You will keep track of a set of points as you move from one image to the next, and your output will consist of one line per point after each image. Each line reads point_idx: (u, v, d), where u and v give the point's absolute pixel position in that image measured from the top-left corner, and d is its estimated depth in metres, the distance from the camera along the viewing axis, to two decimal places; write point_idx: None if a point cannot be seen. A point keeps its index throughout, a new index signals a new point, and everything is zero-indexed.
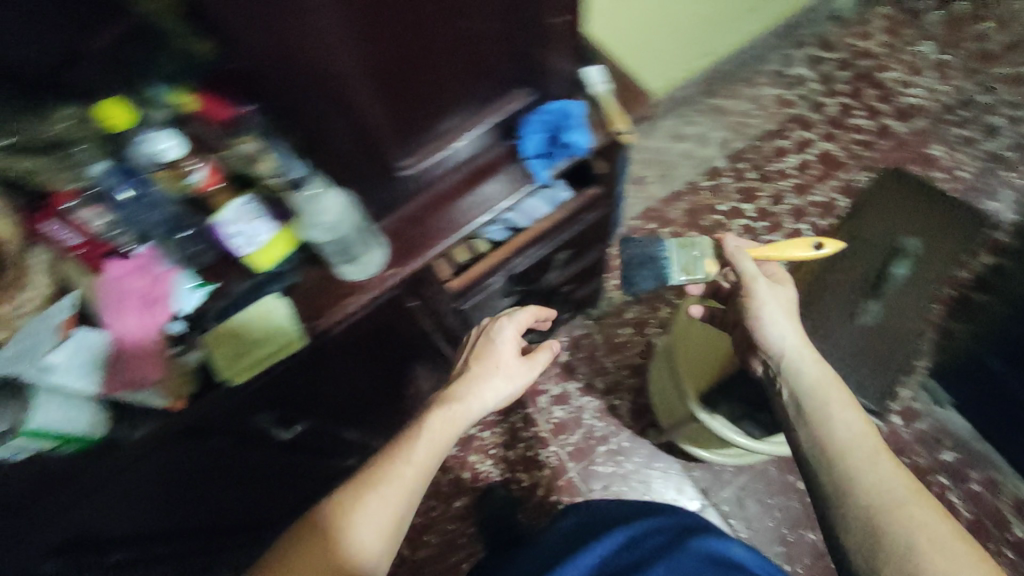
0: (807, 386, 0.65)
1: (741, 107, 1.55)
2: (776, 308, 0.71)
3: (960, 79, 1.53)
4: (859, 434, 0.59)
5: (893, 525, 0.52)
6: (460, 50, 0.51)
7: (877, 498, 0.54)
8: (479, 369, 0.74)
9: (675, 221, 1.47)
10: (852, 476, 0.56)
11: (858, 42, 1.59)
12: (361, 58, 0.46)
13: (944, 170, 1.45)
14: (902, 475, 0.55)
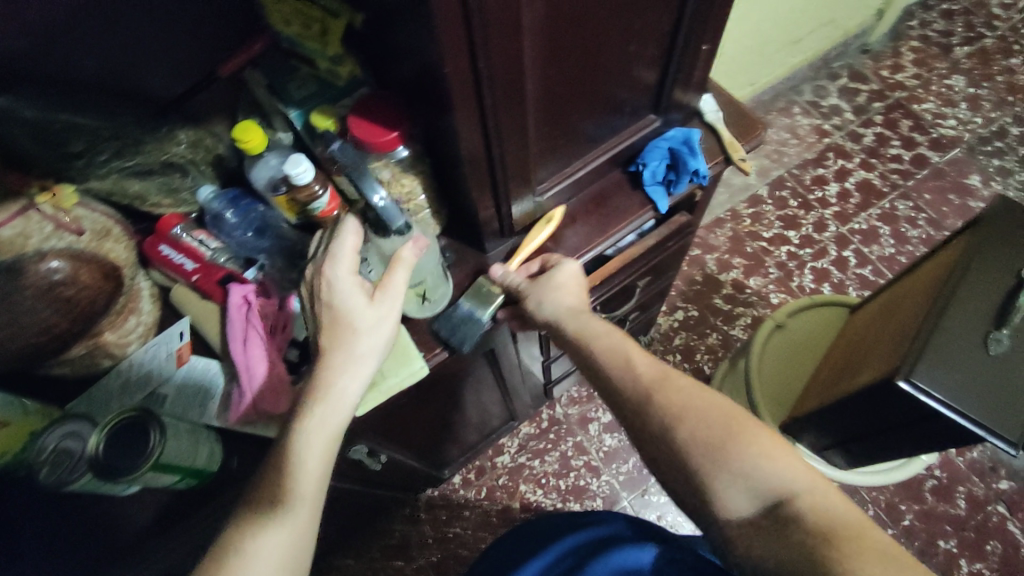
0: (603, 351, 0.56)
1: (777, 136, 1.58)
2: (549, 291, 0.59)
3: (993, 111, 1.57)
4: (648, 374, 0.54)
5: (715, 465, 0.48)
6: (612, 76, 0.50)
7: (687, 434, 0.50)
8: (332, 338, 0.51)
9: (719, 247, 1.47)
10: (660, 413, 0.52)
11: (890, 75, 1.64)
12: (541, 77, 0.44)
13: (983, 198, 1.47)
14: (715, 403, 0.51)
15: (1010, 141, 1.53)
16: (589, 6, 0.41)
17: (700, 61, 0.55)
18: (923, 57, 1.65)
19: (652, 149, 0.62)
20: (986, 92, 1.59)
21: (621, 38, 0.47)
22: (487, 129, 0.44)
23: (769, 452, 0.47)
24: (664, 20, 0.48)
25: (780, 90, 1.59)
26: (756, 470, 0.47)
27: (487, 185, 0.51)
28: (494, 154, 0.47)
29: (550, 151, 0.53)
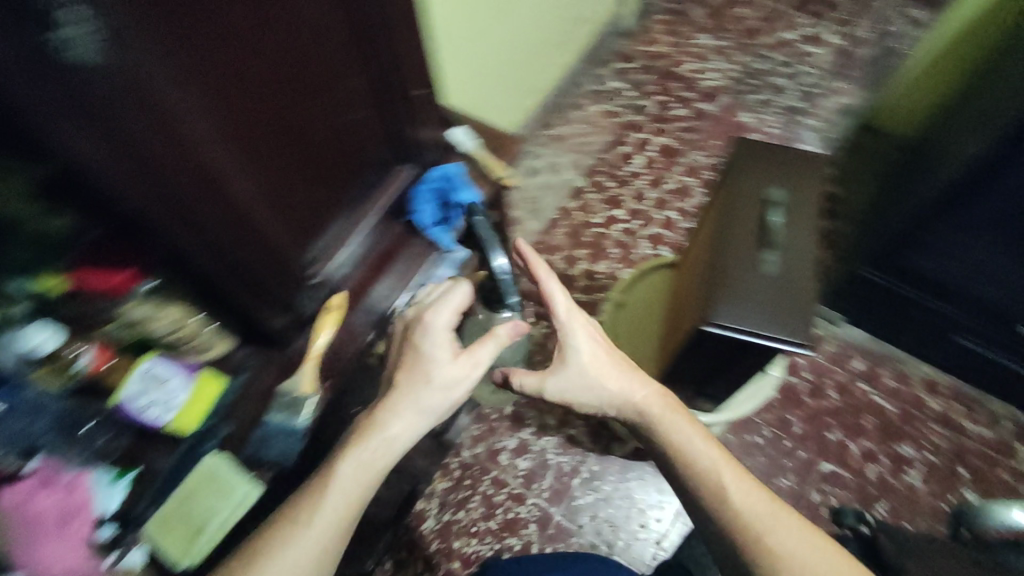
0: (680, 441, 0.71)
1: (576, 130, 1.70)
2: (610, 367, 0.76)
3: (740, 55, 1.78)
4: (709, 459, 0.69)
5: (720, 492, 0.66)
6: (320, 138, 0.55)
7: (703, 469, 0.68)
8: (411, 378, 0.65)
9: (560, 246, 1.53)
10: (685, 453, 0.70)
11: (650, 48, 1.82)
12: (249, 178, 0.49)
13: (758, 131, 1.66)
14: (734, 471, 0.68)
15: (761, 77, 1.74)
16: (248, 90, 0.46)
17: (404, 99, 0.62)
18: (670, 26, 1.85)
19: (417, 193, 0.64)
20: (729, 41, 1.81)
21: (306, 105, 0.52)
22: (204, 224, 0.47)
23: (767, 505, 0.66)
24: (343, 78, 0.54)
25: (563, 88, 1.71)
26: (752, 513, 0.65)
27: (245, 275, 0.53)
28: (231, 246, 0.50)
29: (298, 220, 0.57)
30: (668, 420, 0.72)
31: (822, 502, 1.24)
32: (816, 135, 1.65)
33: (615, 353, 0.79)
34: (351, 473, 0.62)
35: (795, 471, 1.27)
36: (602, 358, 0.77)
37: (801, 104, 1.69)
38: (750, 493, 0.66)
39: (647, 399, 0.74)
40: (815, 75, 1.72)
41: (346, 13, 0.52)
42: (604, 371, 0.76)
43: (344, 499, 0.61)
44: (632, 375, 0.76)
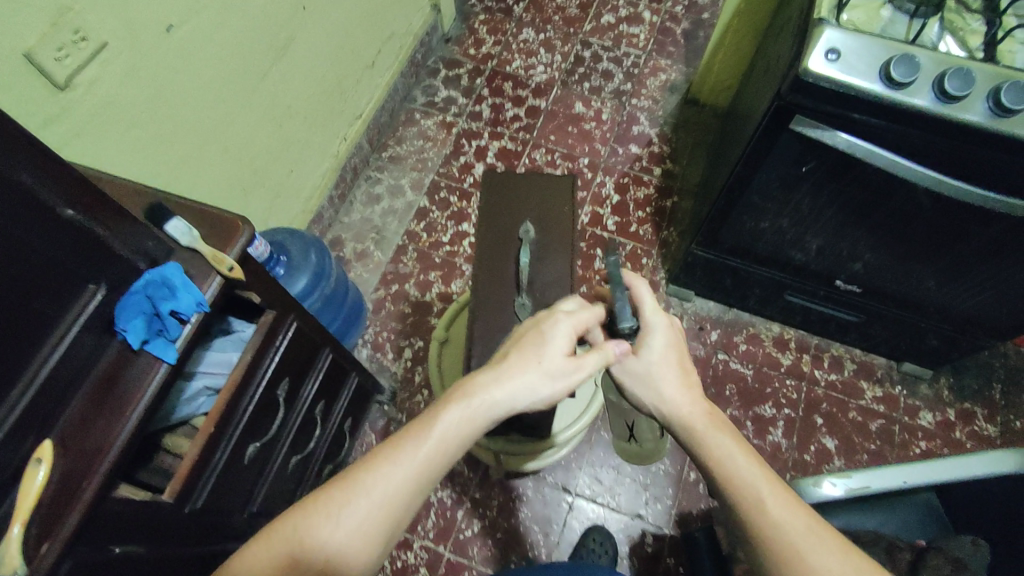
0: (727, 450, 0.58)
1: (413, 149, 1.64)
2: (665, 374, 0.64)
3: (564, 45, 1.78)
4: (746, 470, 0.57)
5: (751, 510, 0.54)
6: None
7: (735, 476, 0.57)
8: (519, 360, 0.59)
9: (412, 272, 1.49)
10: (715, 456, 0.58)
11: (476, 51, 1.78)
12: None
13: (592, 118, 1.67)
14: (777, 489, 0.55)
15: (588, 64, 1.75)
16: None
17: (67, 231, 0.50)
18: (494, 25, 1.82)
19: (124, 307, 0.57)
20: (553, 33, 1.80)
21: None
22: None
23: (811, 529, 0.53)
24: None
25: (393, 107, 1.65)
26: (791, 530, 0.53)
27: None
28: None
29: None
30: (715, 430, 0.60)
31: (699, 479, 1.27)
32: (647, 114, 1.67)
33: (686, 361, 0.66)
34: (390, 475, 0.54)
35: (670, 454, 1.30)
36: (669, 365, 0.65)
37: (629, 86, 1.71)
38: (793, 515, 0.54)
39: (699, 410, 0.62)
40: (636, 55, 1.76)
41: None
42: (666, 378, 0.64)
43: (368, 513, 0.53)
44: (687, 384, 0.64)
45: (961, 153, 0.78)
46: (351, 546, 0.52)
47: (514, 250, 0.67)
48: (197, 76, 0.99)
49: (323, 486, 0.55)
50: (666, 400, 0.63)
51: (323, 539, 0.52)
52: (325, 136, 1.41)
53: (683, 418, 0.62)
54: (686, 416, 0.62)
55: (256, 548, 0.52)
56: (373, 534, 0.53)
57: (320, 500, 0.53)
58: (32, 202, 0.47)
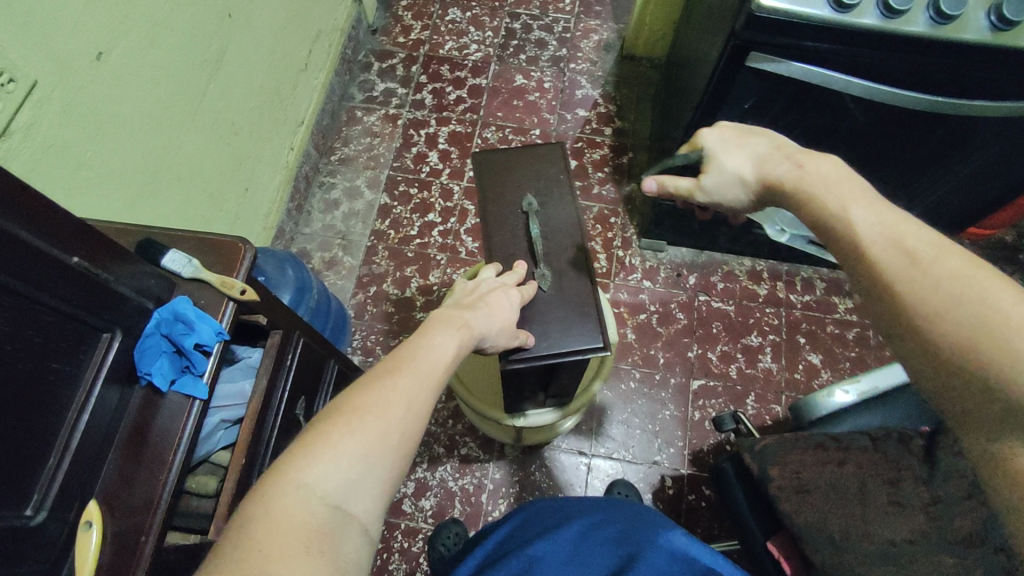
0: (813, 185, 0.56)
1: (361, 147, 1.60)
2: (734, 153, 0.65)
3: (493, 20, 1.77)
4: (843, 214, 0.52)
5: (902, 284, 0.47)
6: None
7: (873, 249, 0.50)
8: (466, 306, 0.59)
9: (386, 271, 1.46)
10: (845, 221, 0.52)
11: (405, 38, 1.74)
12: None
13: (535, 89, 1.67)
14: (939, 253, 0.47)
15: (520, 36, 1.74)
16: None
17: (74, 281, 0.47)
18: (418, 10, 1.78)
19: (144, 351, 0.54)
20: (478, 10, 1.79)
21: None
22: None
23: (986, 289, 0.44)
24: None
25: (332, 107, 1.60)
26: (898, 260, 0.48)
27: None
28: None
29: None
30: (813, 175, 0.56)
31: (703, 417, 1.32)
32: (587, 77, 1.68)
33: (749, 134, 0.65)
34: (426, 369, 0.52)
35: (672, 399, 1.34)
36: (738, 145, 0.65)
37: (565, 52, 1.72)
38: (960, 282, 0.45)
39: (789, 165, 0.59)
40: (565, 20, 1.76)
41: None
42: (735, 156, 0.65)
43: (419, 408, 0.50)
44: (762, 148, 0.63)
45: (907, 65, 0.84)
46: (405, 440, 0.49)
47: (520, 224, 0.67)
48: (134, 103, 0.93)
49: (358, 386, 0.49)
50: (756, 175, 0.62)
51: (380, 435, 0.47)
52: (271, 146, 1.35)
53: (780, 180, 0.59)
54: (777, 175, 0.60)
55: (308, 449, 0.45)
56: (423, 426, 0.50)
57: (368, 391, 0.49)
58: (39, 258, 0.44)
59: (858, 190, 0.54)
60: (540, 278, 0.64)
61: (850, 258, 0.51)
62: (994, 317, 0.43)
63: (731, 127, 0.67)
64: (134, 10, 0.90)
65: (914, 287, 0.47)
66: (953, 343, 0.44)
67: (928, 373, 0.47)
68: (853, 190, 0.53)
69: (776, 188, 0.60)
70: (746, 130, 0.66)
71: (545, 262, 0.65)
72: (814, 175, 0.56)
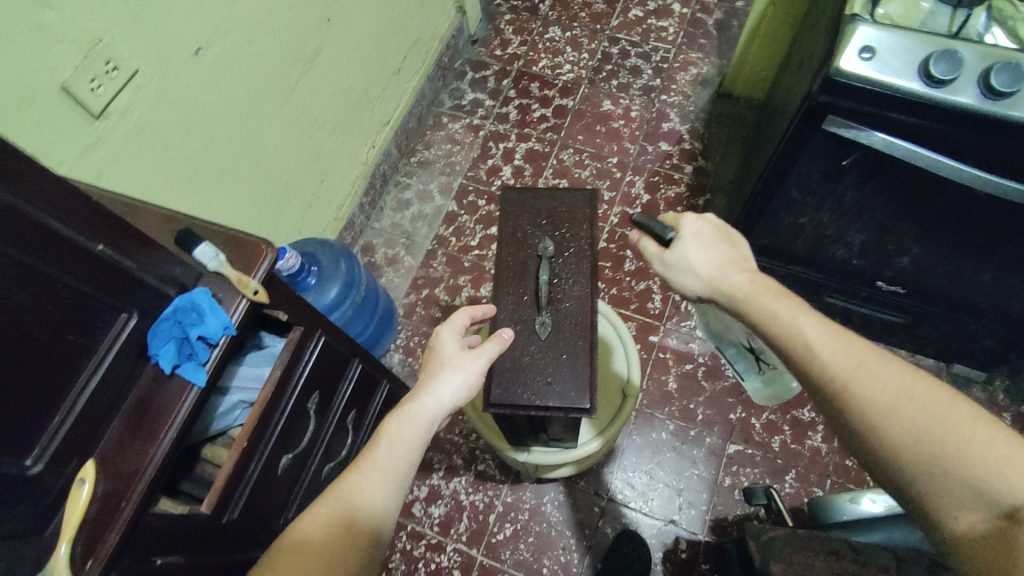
0: (768, 307, 0.65)
1: (441, 152, 1.65)
2: (702, 252, 0.71)
3: (592, 41, 1.76)
4: (778, 315, 0.64)
5: (856, 384, 0.58)
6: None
7: (825, 351, 0.61)
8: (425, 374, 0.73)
9: (441, 277, 1.49)
10: (798, 331, 0.62)
11: (502, 52, 1.77)
12: None
13: (621, 117, 1.64)
14: (877, 357, 0.59)
15: (616, 60, 1.72)
16: None
17: (93, 265, 0.53)
18: (519, 25, 1.80)
19: (157, 333, 0.60)
20: (579, 29, 1.78)
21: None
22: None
23: (920, 388, 0.56)
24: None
25: (420, 111, 1.65)
26: (839, 366, 0.59)
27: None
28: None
29: None
30: (760, 290, 0.66)
31: (734, 485, 1.25)
32: (677, 111, 1.63)
33: (720, 241, 0.72)
34: (367, 465, 0.64)
35: (704, 459, 1.27)
36: (710, 248, 0.72)
37: (658, 82, 1.67)
38: (899, 381, 0.57)
39: (740, 279, 0.68)
40: (665, 49, 1.72)
41: None
42: (699, 257, 0.71)
43: (360, 501, 0.62)
44: (727, 261, 0.70)
45: (1010, 151, 0.75)
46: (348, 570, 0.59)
47: (532, 267, 0.66)
48: (225, 93, 1.01)
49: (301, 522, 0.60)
50: (711, 279, 0.70)
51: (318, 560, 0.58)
52: (353, 144, 1.42)
53: (730, 293, 0.68)
54: (728, 289, 0.68)
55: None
56: (366, 525, 0.61)
57: (308, 530, 0.59)
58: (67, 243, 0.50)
59: (796, 307, 0.64)
60: (540, 322, 0.64)
61: (793, 353, 0.62)
62: (915, 418, 0.55)
63: (710, 225, 0.73)
64: (236, 13, 0.98)
65: (862, 389, 0.58)
66: (893, 437, 0.56)
67: (874, 457, 0.58)
68: (800, 311, 0.64)
69: (725, 297, 0.68)
70: (721, 233, 0.74)
71: (547, 308, 0.64)
72: (767, 298, 0.66)
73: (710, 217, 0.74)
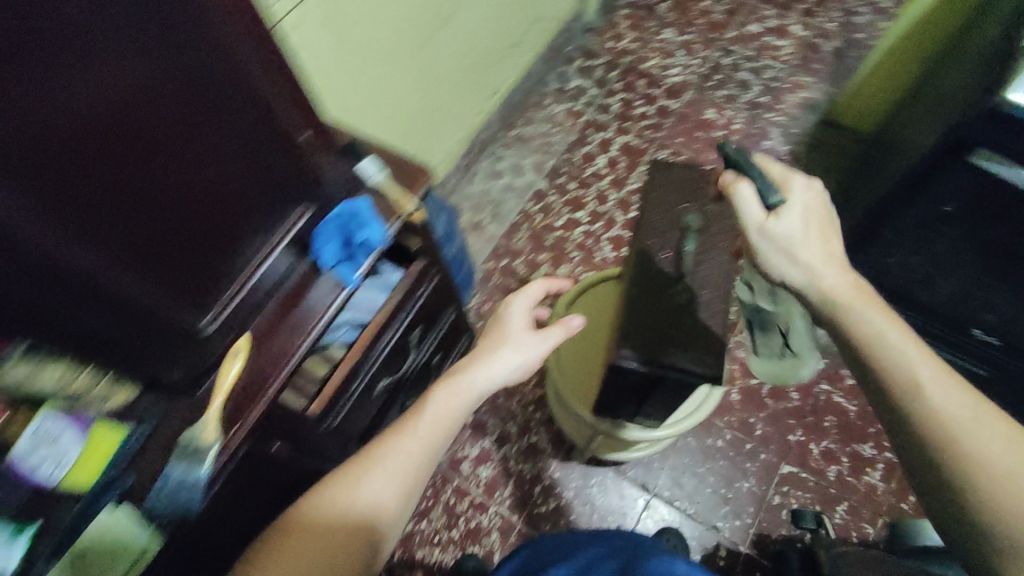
0: (872, 322, 0.61)
1: (540, 131, 1.67)
2: (809, 231, 0.65)
3: (705, 49, 1.76)
4: (879, 327, 0.61)
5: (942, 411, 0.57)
6: (194, 204, 0.50)
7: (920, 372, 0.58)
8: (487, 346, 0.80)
9: (522, 250, 1.52)
10: (896, 347, 0.60)
11: (614, 45, 1.79)
12: (116, 249, 0.46)
13: (722, 128, 1.64)
14: (968, 395, 0.57)
15: (726, 72, 1.72)
16: (122, 159, 0.43)
17: (297, 153, 0.57)
18: (635, 21, 1.82)
19: (320, 233, 0.63)
20: (694, 35, 1.78)
21: (167, 167, 0.46)
22: (34, 288, 0.43)
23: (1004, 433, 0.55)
24: (211, 146, 0.49)
25: (526, 88, 1.68)
26: (934, 388, 0.57)
27: (104, 335, 0.49)
28: (81, 308, 0.46)
29: (182, 301, 0.53)
30: (861, 301, 0.62)
31: (782, 504, 1.24)
32: (780, 131, 1.63)
33: (826, 226, 0.66)
34: (414, 426, 0.71)
35: (755, 474, 1.27)
36: (813, 232, 0.66)
37: (766, 100, 1.67)
38: (982, 421, 0.56)
39: (842, 278, 0.64)
40: (778, 68, 1.71)
41: (214, 85, 0.47)
42: (802, 238, 0.65)
43: (403, 454, 0.68)
44: (828, 251, 0.65)
45: None
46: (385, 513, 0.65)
47: (676, 236, 0.69)
48: (373, 32, 1.05)
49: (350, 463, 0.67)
50: (809, 269, 0.64)
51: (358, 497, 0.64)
52: (463, 108, 1.46)
53: (825, 288, 0.64)
54: (826, 283, 0.64)
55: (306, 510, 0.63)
56: (408, 477, 0.67)
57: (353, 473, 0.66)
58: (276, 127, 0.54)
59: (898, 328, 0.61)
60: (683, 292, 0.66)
61: (878, 366, 0.61)
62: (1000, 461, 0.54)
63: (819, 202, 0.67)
64: None
65: (945, 418, 0.56)
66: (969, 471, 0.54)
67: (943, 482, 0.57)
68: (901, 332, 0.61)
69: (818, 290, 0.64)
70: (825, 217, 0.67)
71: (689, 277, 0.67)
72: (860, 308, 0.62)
73: (821, 190, 0.68)
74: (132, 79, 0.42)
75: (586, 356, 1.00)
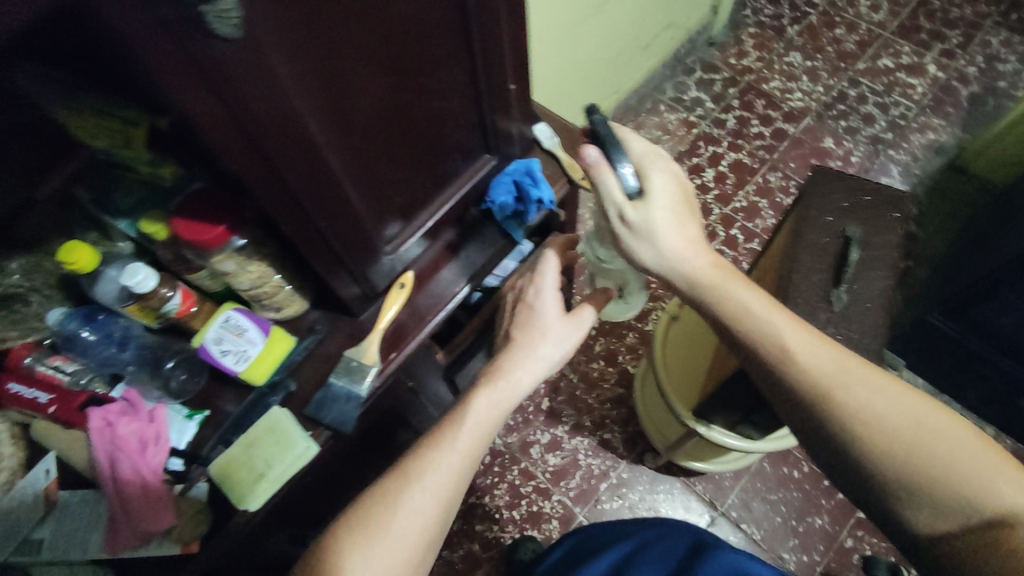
0: (761, 334, 0.60)
1: (651, 136, 1.67)
2: (668, 220, 0.65)
3: (830, 78, 1.72)
4: (808, 362, 0.58)
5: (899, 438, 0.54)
6: (412, 129, 0.55)
7: (845, 397, 0.56)
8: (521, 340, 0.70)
9: None
10: (808, 371, 0.57)
11: (737, 61, 1.77)
12: (349, 156, 0.51)
13: (839, 159, 1.61)
14: (925, 409, 0.54)
15: (851, 103, 1.68)
16: (383, 79, 0.49)
17: (502, 104, 0.63)
18: (762, 41, 1.79)
19: (498, 184, 0.71)
20: (821, 62, 1.75)
21: (409, 92, 0.52)
22: (297, 184, 0.48)
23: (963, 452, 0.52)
24: (445, 83, 0.55)
25: (643, 92, 1.69)
26: (870, 412, 0.55)
27: (314, 235, 0.53)
28: (319, 210, 0.51)
29: (373, 214, 0.58)
30: (735, 292, 0.63)
31: (855, 547, 1.20)
32: (900, 170, 1.58)
33: (686, 215, 0.66)
34: (443, 445, 0.62)
35: (831, 512, 1.23)
36: (673, 224, 0.65)
37: (889, 136, 1.62)
38: (947, 437, 0.53)
39: (704, 265, 0.65)
40: (906, 107, 1.66)
41: (470, 29, 0.52)
42: (665, 229, 0.65)
43: (435, 476, 0.60)
44: (692, 240, 0.66)
45: None
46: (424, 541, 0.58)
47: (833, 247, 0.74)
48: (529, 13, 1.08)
49: (378, 491, 0.59)
50: (678, 260, 0.65)
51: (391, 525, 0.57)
52: (584, 102, 1.47)
53: (693, 278, 0.65)
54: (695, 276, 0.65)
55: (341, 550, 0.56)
56: (445, 495, 0.60)
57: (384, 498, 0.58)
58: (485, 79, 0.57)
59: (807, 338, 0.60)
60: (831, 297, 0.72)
61: (804, 394, 0.58)
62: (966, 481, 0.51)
63: (678, 195, 0.66)
64: None
65: (887, 448, 0.54)
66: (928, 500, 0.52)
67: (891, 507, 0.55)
68: (823, 347, 0.58)
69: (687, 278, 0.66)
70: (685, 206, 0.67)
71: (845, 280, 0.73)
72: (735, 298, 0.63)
73: (679, 178, 0.67)
74: (420, 11, 0.47)
75: (693, 357, 1.01)
